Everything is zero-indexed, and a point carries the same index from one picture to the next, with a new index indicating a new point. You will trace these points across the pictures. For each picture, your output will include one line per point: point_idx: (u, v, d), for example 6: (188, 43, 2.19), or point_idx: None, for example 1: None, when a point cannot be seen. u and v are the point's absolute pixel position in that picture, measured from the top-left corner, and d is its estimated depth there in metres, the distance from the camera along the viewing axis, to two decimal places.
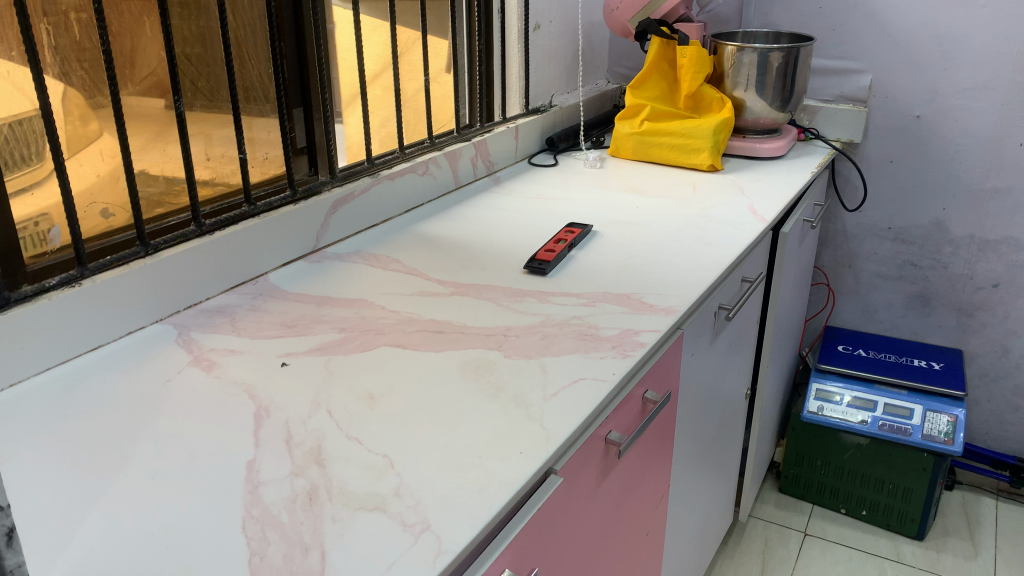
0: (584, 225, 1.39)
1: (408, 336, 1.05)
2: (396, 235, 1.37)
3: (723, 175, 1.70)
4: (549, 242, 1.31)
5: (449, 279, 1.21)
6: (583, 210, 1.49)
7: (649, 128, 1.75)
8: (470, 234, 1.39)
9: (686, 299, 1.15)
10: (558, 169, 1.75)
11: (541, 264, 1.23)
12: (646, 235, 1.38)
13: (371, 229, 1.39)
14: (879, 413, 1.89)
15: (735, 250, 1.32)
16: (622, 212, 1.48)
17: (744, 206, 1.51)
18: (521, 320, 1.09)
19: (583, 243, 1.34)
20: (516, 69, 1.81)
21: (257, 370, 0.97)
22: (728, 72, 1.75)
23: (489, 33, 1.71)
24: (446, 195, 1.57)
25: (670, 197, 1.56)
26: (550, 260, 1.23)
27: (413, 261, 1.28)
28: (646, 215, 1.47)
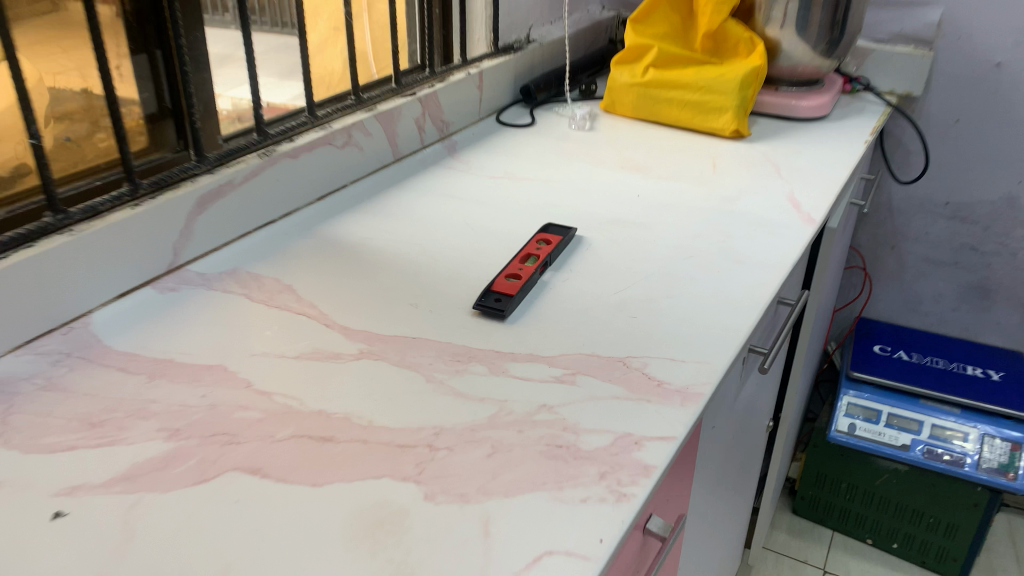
0: (566, 228, 1.00)
1: (276, 449, 0.66)
2: (296, 242, 0.97)
3: (751, 144, 1.29)
4: (514, 263, 0.91)
5: (361, 327, 0.82)
6: (564, 202, 1.08)
7: (654, 77, 1.32)
8: (403, 240, 0.99)
9: (712, 370, 0.76)
10: (534, 130, 1.34)
11: (504, 303, 0.84)
12: (650, 246, 0.98)
13: (264, 231, 0.99)
14: (924, 437, 1.52)
15: (778, 275, 0.92)
16: (616, 204, 1.08)
17: (783, 195, 1.11)
18: (459, 414, 0.70)
19: (559, 260, 0.94)
20: None
21: (12, 528, 0.58)
22: (761, 3, 1.31)
23: None
24: (380, 172, 1.16)
25: (683, 179, 1.16)
26: (517, 295, 0.84)
27: (313, 288, 0.88)
28: (650, 210, 1.07)
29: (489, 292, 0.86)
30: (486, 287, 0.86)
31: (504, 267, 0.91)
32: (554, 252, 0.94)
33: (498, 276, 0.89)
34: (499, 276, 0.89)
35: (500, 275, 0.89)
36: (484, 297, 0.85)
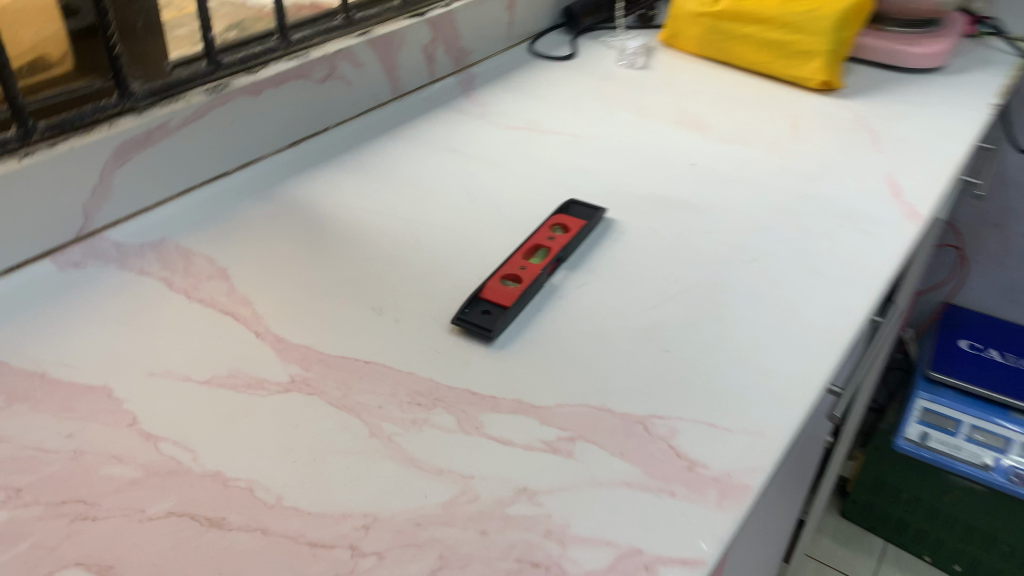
0: (594, 208, 0.78)
1: (142, 536, 0.48)
2: (248, 205, 0.77)
3: (844, 101, 1.02)
4: (517, 257, 0.70)
5: (302, 340, 0.62)
6: (597, 169, 0.86)
7: (728, 7, 1.06)
8: (383, 210, 0.78)
9: (764, 448, 0.55)
10: (573, 65, 1.09)
11: (493, 318, 0.63)
12: (699, 240, 0.76)
13: (212, 188, 0.79)
14: (1013, 458, 1.27)
15: (867, 296, 0.69)
16: (662, 176, 0.85)
17: (881, 175, 0.86)
18: (403, 496, 0.51)
19: (576, 256, 0.73)
20: None
21: None
22: None
23: None
24: (374, 113, 0.94)
25: (752, 145, 0.91)
26: (511, 308, 0.64)
27: (252, 276, 0.68)
28: (705, 187, 0.83)
29: (478, 300, 0.65)
30: (475, 292, 0.66)
31: (504, 261, 0.70)
32: (572, 245, 0.72)
33: (494, 276, 0.68)
34: (495, 276, 0.68)
35: (496, 275, 0.68)
36: (469, 306, 0.64)
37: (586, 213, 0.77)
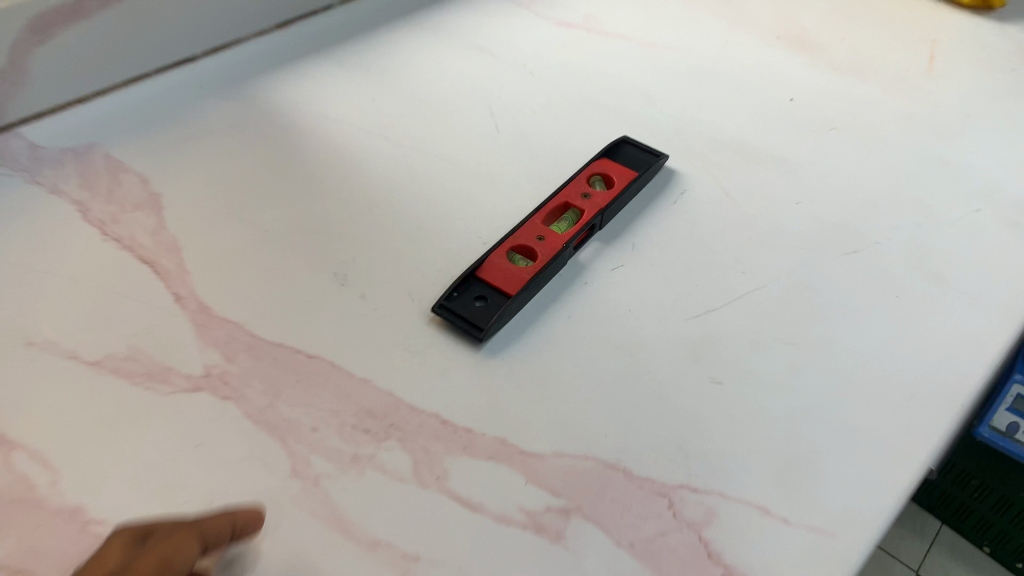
0: (654, 152, 0.59)
1: None
2: (208, 107, 0.61)
3: (1002, 26, 0.78)
4: (536, 221, 0.53)
5: (233, 315, 0.47)
6: (664, 97, 0.66)
7: None
8: (377, 129, 0.60)
9: (833, 559, 0.39)
10: None
11: (488, 312, 0.48)
12: (783, 213, 0.57)
13: (170, 77, 0.62)
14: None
15: (1006, 324, 0.50)
16: (746, 112, 0.65)
17: None
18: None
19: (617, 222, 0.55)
20: None
21: None
22: None
23: None
24: None
25: (871, 79, 0.70)
26: (514, 300, 0.47)
27: (188, 211, 0.53)
28: (801, 136, 0.63)
29: (473, 283, 0.49)
30: (471, 270, 0.49)
31: (518, 224, 0.53)
32: (613, 207, 0.54)
33: (501, 247, 0.51)
34: (502, 247, 0.51)
35: (504, 246, 0.51)
36: (459, 291, 0.49)
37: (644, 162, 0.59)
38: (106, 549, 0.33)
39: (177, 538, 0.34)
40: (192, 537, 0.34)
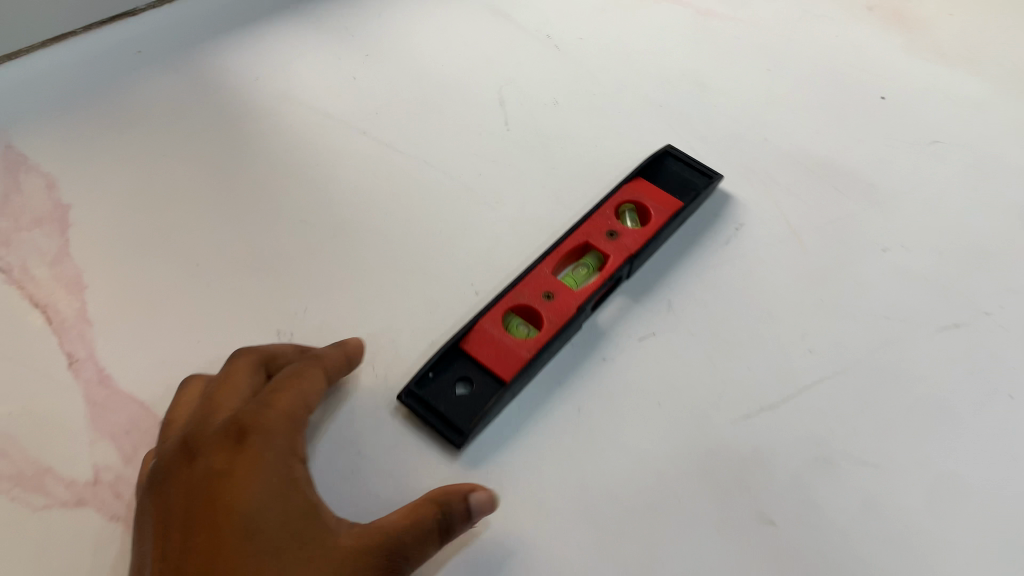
0: (708, 171, 0.46)
1: None
2: (144, 80, 0.48)
3: None
4: (544, 270, 0.41)
5: (140, 395, 0.36)
6: (721, 87, 0.52)
7: None
8: (353, 120, 0.48)
9: None
10: None
11: (471, 407, 0.36)
12: (866, 264, 0.44)
13: (100, 38, 0.50)
14: None
15: None
16: (824, 114, 0.51)
17: None
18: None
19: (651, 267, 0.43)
20: None
21: None
22: None
23: None
24: None
25: (987, 72, 0.55)
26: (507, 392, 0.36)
27: (99, 233, 0.41)
28: (894, 150, 0.50)
29: (455, 359, 0.37)
30: (454, 341, 0.38)
31: (523, 272, 0.41)
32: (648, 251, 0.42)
33: (497, 305, 0.39)
34: (498, 306, 0.39)
35: (501, 306, 0.39)
36: (437, 370, 0.37)
37: (695, 185, 0.46)
38: (239, 369, 0.35)
39: (302, 377, 0.34)
40: (316, 371, 0.35)
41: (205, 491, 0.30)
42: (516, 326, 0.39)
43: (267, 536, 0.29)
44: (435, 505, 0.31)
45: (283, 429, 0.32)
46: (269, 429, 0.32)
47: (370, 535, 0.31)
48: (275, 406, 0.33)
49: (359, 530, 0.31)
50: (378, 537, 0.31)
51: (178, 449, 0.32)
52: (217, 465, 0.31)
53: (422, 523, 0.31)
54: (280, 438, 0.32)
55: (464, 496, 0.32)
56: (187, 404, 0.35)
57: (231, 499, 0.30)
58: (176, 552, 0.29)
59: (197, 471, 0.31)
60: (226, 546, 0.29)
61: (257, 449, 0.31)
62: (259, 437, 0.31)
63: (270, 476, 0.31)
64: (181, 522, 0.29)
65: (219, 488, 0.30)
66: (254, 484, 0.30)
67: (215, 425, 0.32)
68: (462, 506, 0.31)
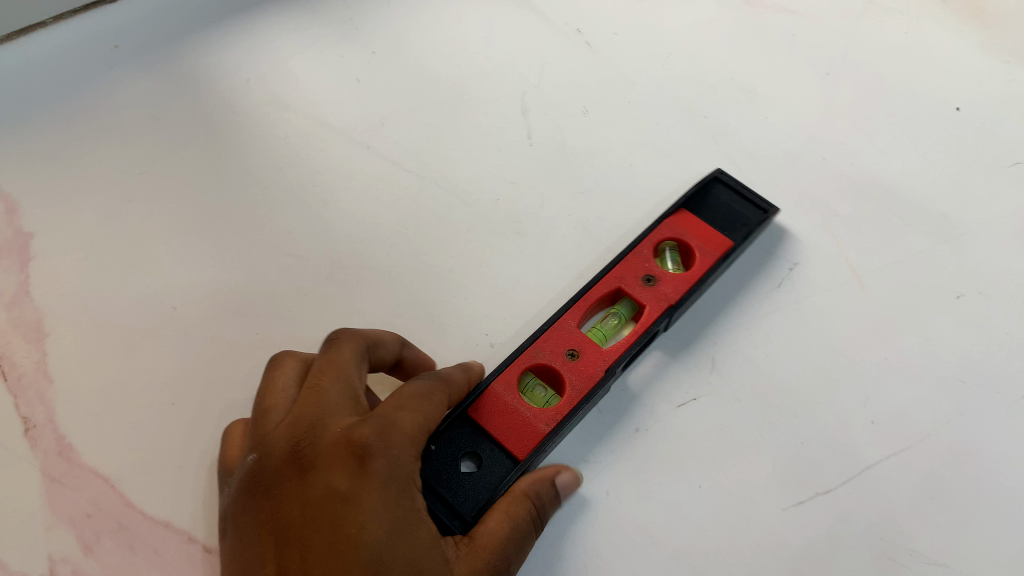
0: (763, 205, 0.40)
1: None
2: (123, 83, 0.43)
3: None
4: (569, 322, 0.35)
5: (103, 468, 0.31)
6: (773, 96, 0.46)
7: None
8: (357, 135, 0.42)
9: None
10: None
11: (479, 488, 0.30)
12: (937, 311, 0.38)
13: (73, 33, 0.44)
14: None
15: None
16: (890, 128, 0.45)
17: None
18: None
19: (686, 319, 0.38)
20: None
21: None
22: None
23: None
24: None
25: None
26: (520, 474, 0.30)
27: (63, 267, 0.37)
28: (971, 174, 0.44)
29: (463, 426, 0.31)
30: (461, 405, 0.32)
31: (543, 323, 0.35)
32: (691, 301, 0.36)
33: (513, 362, 0.34)
34: (514, 364, 0.33)
35: (517, 364, 0.33)
36: (442, 442, 0.31)
37: (748, 219, 0.40)
38: (347, 354, 0.30)
39: (430, 393, 0.29)
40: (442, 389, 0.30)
41: (319, 511, 0.25)
42: (534, 389, 0.34)
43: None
44: (529, 497, 0.29)
45: (411, 444, 0.27)
46: (393, 440, 0.26)
47: (480, 552, 0.27)
48: (399, 413, 0.27)
49: (465, 542, 0.27)
50: (491, 552, 0.27)
51: (287, 455, 0.27)
52: (338, 487, 0.25)
53: (524, 526, 0.28)
54: (404, 452, 0.27)
55: (552, 480, 0.30)
56: (285, 391, 0.29)
57: (354, 523, 0.25)
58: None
59: (310, 483, 0.26)
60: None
61: (382, 465, 0.26)
62: (383, 449, 0.26)
63: (395, 503, 0.26)
64: (296, 550, 0.25)
65: (339, 511, 0.25)
66: (380, 511, 0.25)
67: (332, 431, 0.27)
68: (549, 490, 0.30)
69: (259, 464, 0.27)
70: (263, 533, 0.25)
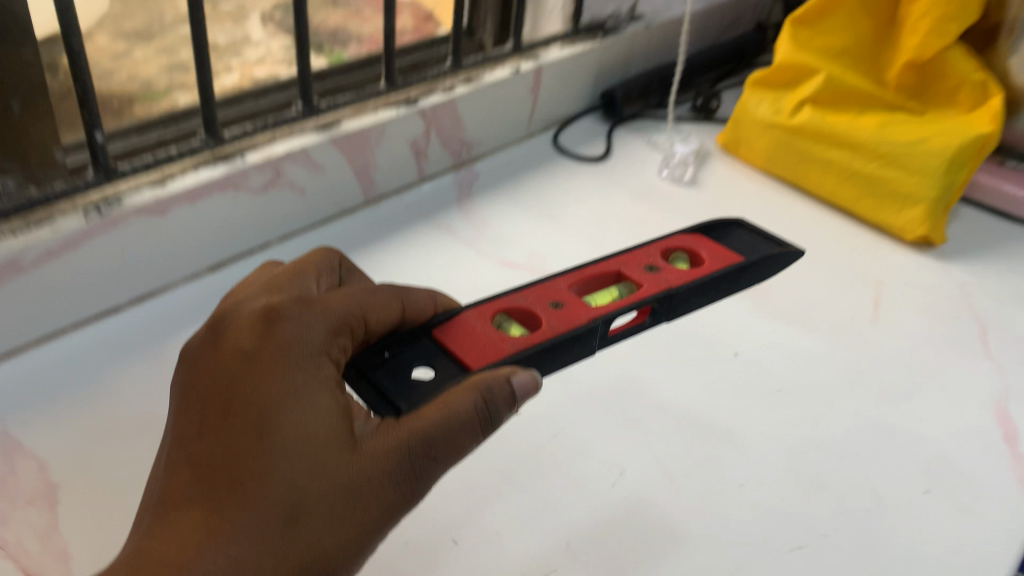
0: (781, 246, 0.57)
1: None
2: (126, 375, 0.58)
3: (938, 265, 0.79)
4: (564, 287, 0.50)
5: None
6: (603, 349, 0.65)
7: (809, 123, 0.84)
8: None
9: None
10: (604, 171, 0.88)
11: (427, 383, 0.44)
12: (723, 494, 0.54)
13: (88, 343, 0.61)
14: None
15: None
16: (688, 368, 0.64)
17: (987, 403, 0.64)
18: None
19: (680, 308, 0.53)
20: None
21: None
22: (1010, 24, 0.81)
23: None
24: (334, 238, 0.75)
25: (815, 329, 0.69)
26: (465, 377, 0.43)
27: (81, 506, 0.49)
28: (746, 399, 0.62)
29: (429, 344, 0.46)
30: (430, 324, 0.47)
31: (541, 283, 0.51)
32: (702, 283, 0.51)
33: (505, 303, 0.49)
34: (504, 306, 0.49)
35: (504, 306, 0.48)
36: (395, 353, 0.45)
37: (760, 252, 0.57)
38: (304, 272, 0.50)
39: (361, 293, 0.45)
40: (386, 297, 0.46)
41: (235, 365, 0.41)
42: (507, 324, 0.48)
43: (288, 422, 0.39)
44: (480, 395, 0.41)
45: (325, 324, 0.43)
46: (308, 316, 0.43)
47: (400, 431, 0.40)
48: (328, 299, 0.44)
49: (393, 423, 0.41)
50: (408, 434, 0.40)
51: (215, 325, 0.44)
52: (252, 346, 0.42)
53: (462, 415, 0.40)
54: (317, 328, 0.43)
55: (507, 378, 0.41)
56: (250, 289, 0.48)
57: (257, 374, 0.41)
58: (203, 412, 0.40)
59: (227, 346, 0.42)
60: (250, 420, 0.39)
61: (290, 335, 0.42)
62: (297, 325, 0.42)
63: (299, 365, 0.41)
64: (203, 399, 0.41)
65: (250, 365, 0.41)
66: (284, 372, 0.41)
67: (249, 310, 0.44)
68: (503, 390, 0.41)
69: (202, 332, 0.44)
70: (192, 375, 0.42)
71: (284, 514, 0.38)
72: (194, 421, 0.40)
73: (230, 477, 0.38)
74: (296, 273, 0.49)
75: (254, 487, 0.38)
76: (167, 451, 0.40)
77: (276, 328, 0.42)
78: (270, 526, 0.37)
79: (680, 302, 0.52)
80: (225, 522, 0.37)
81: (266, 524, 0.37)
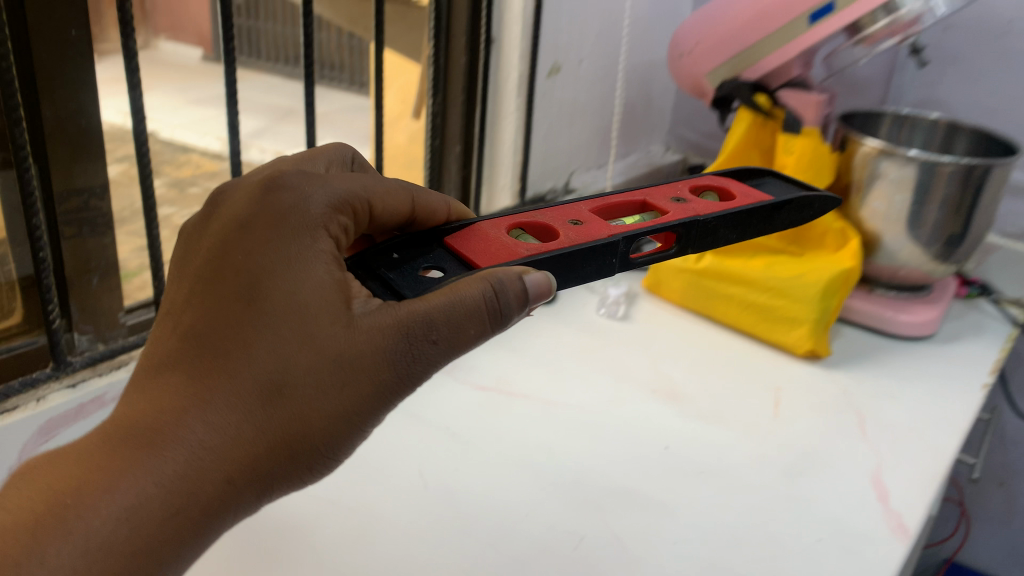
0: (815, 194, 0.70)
1: None
2: None
3: (823, 372, 0.98)
4: (585, 210, 0.64)
5: None
6: (561, 449, 0.82)
7: (711, 267, 1.05)
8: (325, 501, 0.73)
9: None
10: (552, 312, 1.07)
11: (431, 280, 0.55)
12: (660, 549, 0.70)
13: None
14: None
15: None
16: (629, 459, 0.81)
17: (865, 473, 0.81)
18: (105, 478, 0.44)
19: (704, 240, 0.65)
20: (506, 157, 1.10)
21: None
22: (859, 183, 1.04)
23: (472, 99, 1.04)
24: None
25: (727, 424, 0.87)
26: (481, 266, 0.56)
27: None
28: (675, 480, 0.78)
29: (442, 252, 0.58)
30: (441, 231, 0.60)
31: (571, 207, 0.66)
32: (729, 212, 0.65)
33: (527, 220, 0.62)
34: (522, 222, 0.62)
35: (525, 222, 0.62)
36: (401, 255, 0.57)
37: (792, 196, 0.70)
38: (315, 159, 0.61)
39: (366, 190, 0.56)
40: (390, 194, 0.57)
41: (240, 229, 0.50)
42: (523, 236, 0.61)
43: (279, 283, 0.48)
44: (490, 287, 0.50)
45: (322, 202, 0.52)
46: (303, 190, 0.52)
47: (395, 310, 0.49)
48: (329, 182, 0.53)
49: (384, 304, 0.50)
50: (398, 315, 0.49)
51: (217, 198, 0.53)
52: (250, 216, 0.50)
53: (466, 301, 0.50)
54: (316, 201, 0.52)
55: (520, 278, 0.51)
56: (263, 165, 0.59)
57: (253, 240, 0.49)
58: (203, 275, 0.49)
59: (230, 218, 0.51)
60: (247, 285, 0.48)
61: (288, 204, 0.51)
62: (294, 196, 0.51)
63: (296, 233, 0.50)
64: (205, 265, 0.49)
65: (248, 232, 0.50)
66: (279, 240, 0.49)
67: (253, 181, 0.53)
68: (514, 288, 0.50)
69: (214, 201, 0.53)
70: (200, 244, 0.51)
71: (273, 383, 0.47)
72: (198, 284, 0.49)
73: (222, 349, 0.47)
74: (306, 159, 0.60)
75: (244, 359, 0.47)
76: (169, 318, 0.49)
77: (283, 204, 0.51)
78: (257, 395, 0.46)
79: (706, 231, 0.65)
80: (215, 387, 0.46)
81: (252, 392, 0.46)
